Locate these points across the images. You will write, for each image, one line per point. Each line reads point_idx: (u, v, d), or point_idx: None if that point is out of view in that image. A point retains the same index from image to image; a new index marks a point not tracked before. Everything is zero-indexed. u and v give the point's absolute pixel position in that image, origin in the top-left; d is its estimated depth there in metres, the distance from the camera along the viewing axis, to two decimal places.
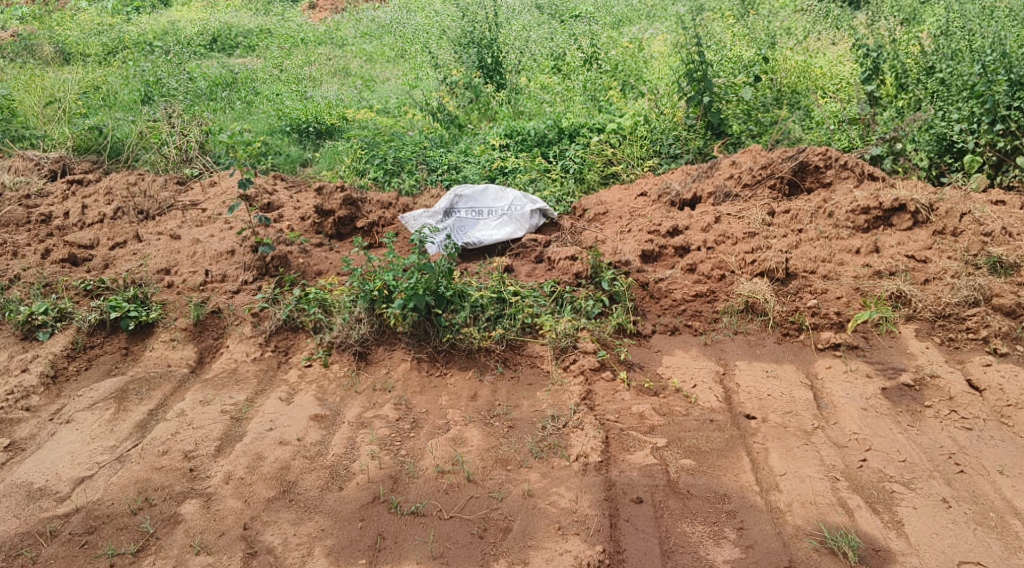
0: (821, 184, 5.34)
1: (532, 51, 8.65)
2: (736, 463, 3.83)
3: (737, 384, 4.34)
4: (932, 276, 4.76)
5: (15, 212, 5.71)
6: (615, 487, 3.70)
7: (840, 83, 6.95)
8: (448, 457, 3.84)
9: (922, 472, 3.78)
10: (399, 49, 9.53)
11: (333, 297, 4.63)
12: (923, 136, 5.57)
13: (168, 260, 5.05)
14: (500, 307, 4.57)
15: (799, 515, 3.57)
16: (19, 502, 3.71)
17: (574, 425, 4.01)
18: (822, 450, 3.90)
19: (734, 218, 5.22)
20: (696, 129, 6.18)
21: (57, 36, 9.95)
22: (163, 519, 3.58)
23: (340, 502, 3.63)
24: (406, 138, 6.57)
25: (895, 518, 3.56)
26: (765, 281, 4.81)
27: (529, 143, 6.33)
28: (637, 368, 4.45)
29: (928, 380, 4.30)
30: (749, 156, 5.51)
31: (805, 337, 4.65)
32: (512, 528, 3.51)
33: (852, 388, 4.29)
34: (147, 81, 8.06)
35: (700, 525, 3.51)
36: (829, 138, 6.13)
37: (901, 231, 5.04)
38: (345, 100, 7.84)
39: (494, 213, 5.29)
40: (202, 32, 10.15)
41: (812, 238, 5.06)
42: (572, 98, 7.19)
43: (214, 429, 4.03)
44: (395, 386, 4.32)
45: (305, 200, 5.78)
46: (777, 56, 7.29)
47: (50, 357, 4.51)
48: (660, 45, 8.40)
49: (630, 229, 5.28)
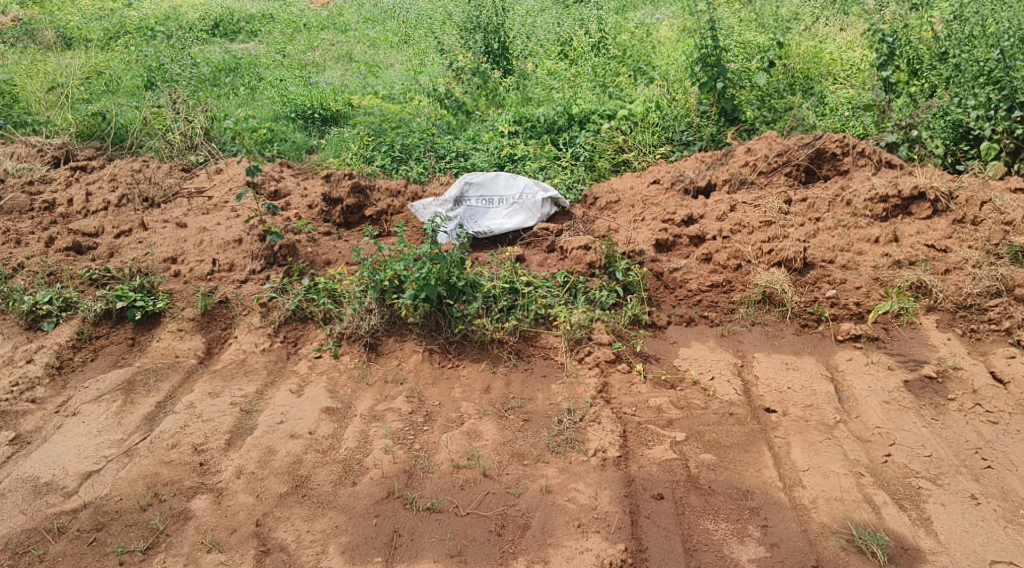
0: (838, 172, 5.24)
1: (539, 36, 8.53)
2: (758, 458, 3.75)
3: (756, 377, 4.26)
4: (952, 266, 4.65)
5: (17, 200, 5.63)
6: (635, 482, 3.62)
7: (851, 69, 6.83)
8: (463, 451, 3.75)
9: (948, 467, 3.71)
10: (403, 35, 9.40)
11: (343, 287, 4.55)
12: (938, 123, 5.46)
13: (174, 249, 4.98)
14: (513, 298, 4.50)
15: (824, 512, 3.49)
16: (25, 498, 3.63)
17: (591, 419, 3.93)
18: (845, 444, 3.83)
19: (750, 206, 5.11)
20: (709, 115, 6.08)
21: (57, 20, 9.83)
22: (173, 516, 3.49)
23: (354, 498, 3.55)
24: (413, 124, 6.48)
25: (923, 515, 3.49)
26: (783, 271, 4.71)
27: (538, 129, 6.24)
28: (652, 360, 4.37)
29: (951, 372, 4.22)
30: (764, 143, 5.40)
31: (825, 329, 4.56)
32: (531, 525, 3.43)
33: (874, 380, 4.21)
34: (149, 66, 7.98)
35: (723, 523, 3.44)
36: (842, 125, 6.00)
37: (921, 220, 4.94)
38: (350, 86, 7.75)
39: (505, 201, 5.20)
40: (205, 17, 10.00)
41: (830, 227, 4.95)
42: (580, 84, 7.11)
43: (224, 422, 3.95)
44: (407, 377, 4.23)
45: (312, 187, 5.67)
46: (789, 41, 7.14)
47: (54, 348, 4.42)
48: (667, 30, 8.27)
49: (643, 218, 5.18)
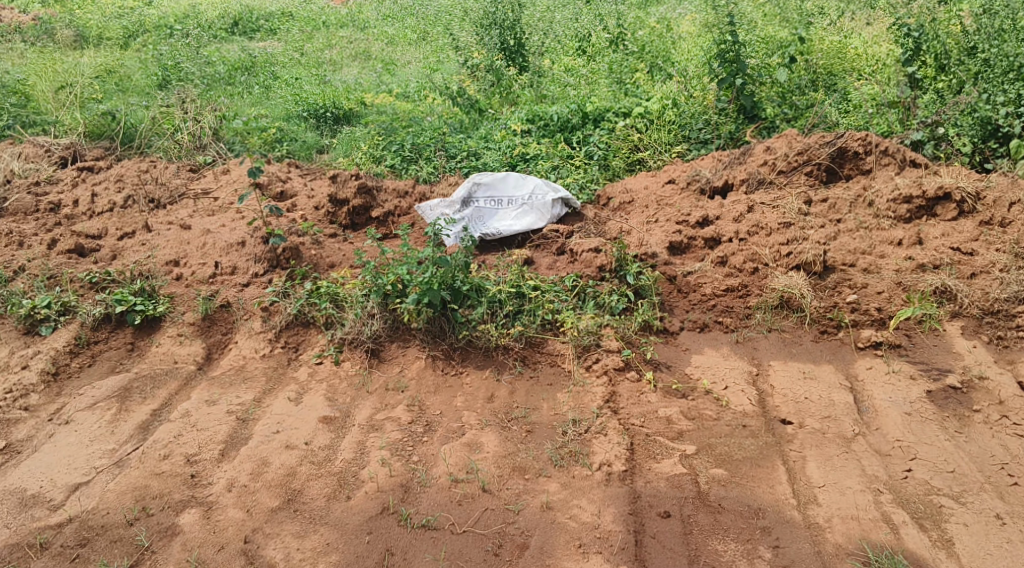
0: (860, 171, 5.02)
1: (557, 32, 8.38)
2: (771, 473, 3.58)
3: (772, 386, 4.08)
4: (979, 269, 4.45)
5: (23, 201, 5.59)
6: (640, 499, 3.47)
7: (877, 64, 6.56)
8: (462, 464, 3.62)
9: (972, 484, 3.52)
10: (421, 32, 9.26)
11: (345, 291, 4.43)
12: (966, 120, 5.21)
13: (177, 252, 4.89)
14: (520, 302, 4.35)
15: (839, 532, 3.32)
16: (12, 511, 3.55)
17: (597, 430, 3.78)
18: (863, 459, 3.65)
19: (768, 207, 4.91)
20: (727, 112, 5.89)
21: (77, 19, 9.81)
22: (160, 531, 3.39)
23: (347, 514, 3.43)
24: (424, 123, 6.34)
25: (944, 536, 3.30)
26: (802, 275, 4.52)
27: (551, 128, 6.08)
28: (663, 368, 4.20)
29: (977, 382, 4.01)
30: (784, 141, 5.19)
31: (845, 335, 4.37)
32: (529, 545, 3.29)
33: (895, 390, 4.01)
34: (164, 65, 7.92)
35: (732, 544, 3.28)
36: (866, 122, 5.76)
37: (946, 222, 4.74)
38: (364, 84, 7.65)
39: (514, 202, 5.05)
40: (224, 15, 9.95)
41: (852, 229, 4.76)
42: (597, 81, 6.95)
43: (218, 432, 3.85)
44: (409, 385, 4.11)
45: (319, 187, 5.55)
46: (813, 36, 6.92)
47: (51, 353, 4.34)
48: (688, 25, 8.05)
49: (657, 219, 5.01)
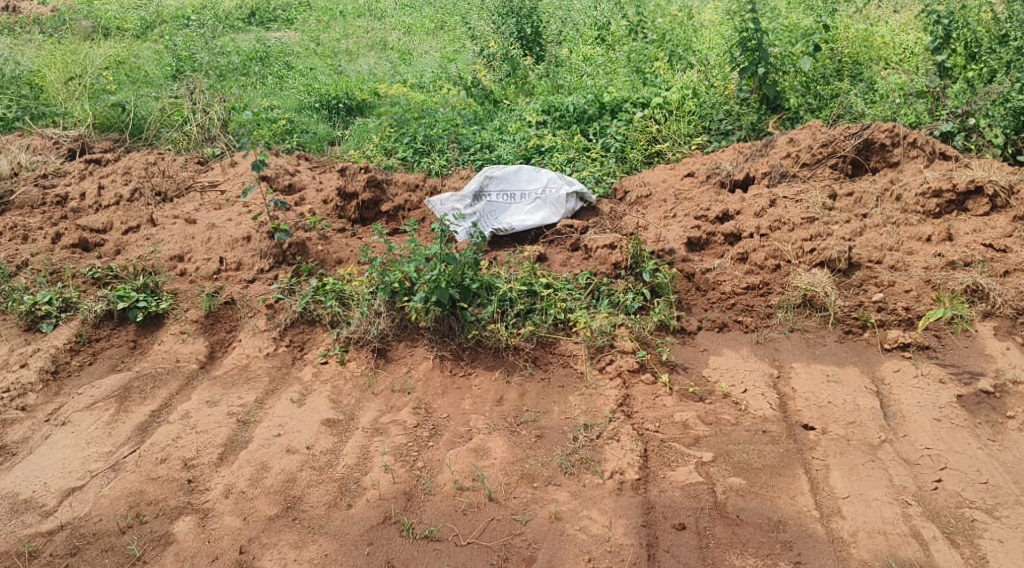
0: (887, 164, 4.81)
1: (575, 22, 8.18)
2: (792, 483, 3.41)
3: (794, 390, 3.91)
4: (1012, 268, 4.23)
5: (29, 194, 5.51)
6: (654, 510, 3.31)
7: (905, 53, 6.31)
8: (468, 471, 3.48)
9: (1007, 497, 3.32)
10: (438, 21, 9.10)
11: (351, 289, 4.29)
12: (997, 110, 4.99)
13: (181, 247, 4.78)
14: (531, 301, 4.21)
15: (865, 548, 3.14)
16: (3, 516, 3.46)
17: (610, 436, 3.63)
18: (890, 468, 3.47)
19: (791, 201, 4.70)
20: (750, 103, 5.68)
21: (95, 10, 9.73)
22: (152, 540, 3.29)
23: (346, 524, 3.30)
24: (437, 114, 6.17)
25: (977, 553, 3.12)
26: (826, 273, 4.34)
27: (567, 118, 5.90)
28: (680, 370, 4.04)
29: (1011, 387, 3.81)
30: (808, 133, 4.98)
31: (871, 336, 4.17)
32: (536, 558, 3.15)
33: (924, 395, 3.82)
34: (178, 55, 7.82)
35: (751, 559, 3.11)
36: (894, 112, 5.50)
37: (978, 217, 4.53)
38: (378, 74, 7.50)
39: (527, 196, 4.87)
40: (241, 5, 9.81)
41: (878, 225, 4.56)
42: (615, 70, 6.74)
43: (218, 434, 3.74)
44: (415, 386, 3.97)
45: (328, 180, 5.41)
46: (838, 23, 6.66)
47: (51, 351, 4.25)
48: (711, 13, 7.81)
49: (675, 214, 4.83)
